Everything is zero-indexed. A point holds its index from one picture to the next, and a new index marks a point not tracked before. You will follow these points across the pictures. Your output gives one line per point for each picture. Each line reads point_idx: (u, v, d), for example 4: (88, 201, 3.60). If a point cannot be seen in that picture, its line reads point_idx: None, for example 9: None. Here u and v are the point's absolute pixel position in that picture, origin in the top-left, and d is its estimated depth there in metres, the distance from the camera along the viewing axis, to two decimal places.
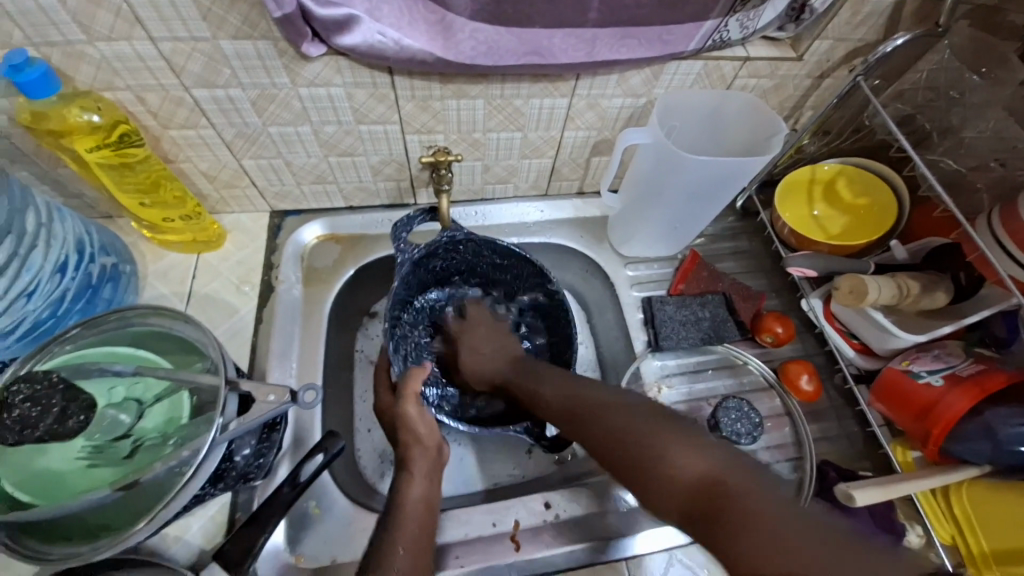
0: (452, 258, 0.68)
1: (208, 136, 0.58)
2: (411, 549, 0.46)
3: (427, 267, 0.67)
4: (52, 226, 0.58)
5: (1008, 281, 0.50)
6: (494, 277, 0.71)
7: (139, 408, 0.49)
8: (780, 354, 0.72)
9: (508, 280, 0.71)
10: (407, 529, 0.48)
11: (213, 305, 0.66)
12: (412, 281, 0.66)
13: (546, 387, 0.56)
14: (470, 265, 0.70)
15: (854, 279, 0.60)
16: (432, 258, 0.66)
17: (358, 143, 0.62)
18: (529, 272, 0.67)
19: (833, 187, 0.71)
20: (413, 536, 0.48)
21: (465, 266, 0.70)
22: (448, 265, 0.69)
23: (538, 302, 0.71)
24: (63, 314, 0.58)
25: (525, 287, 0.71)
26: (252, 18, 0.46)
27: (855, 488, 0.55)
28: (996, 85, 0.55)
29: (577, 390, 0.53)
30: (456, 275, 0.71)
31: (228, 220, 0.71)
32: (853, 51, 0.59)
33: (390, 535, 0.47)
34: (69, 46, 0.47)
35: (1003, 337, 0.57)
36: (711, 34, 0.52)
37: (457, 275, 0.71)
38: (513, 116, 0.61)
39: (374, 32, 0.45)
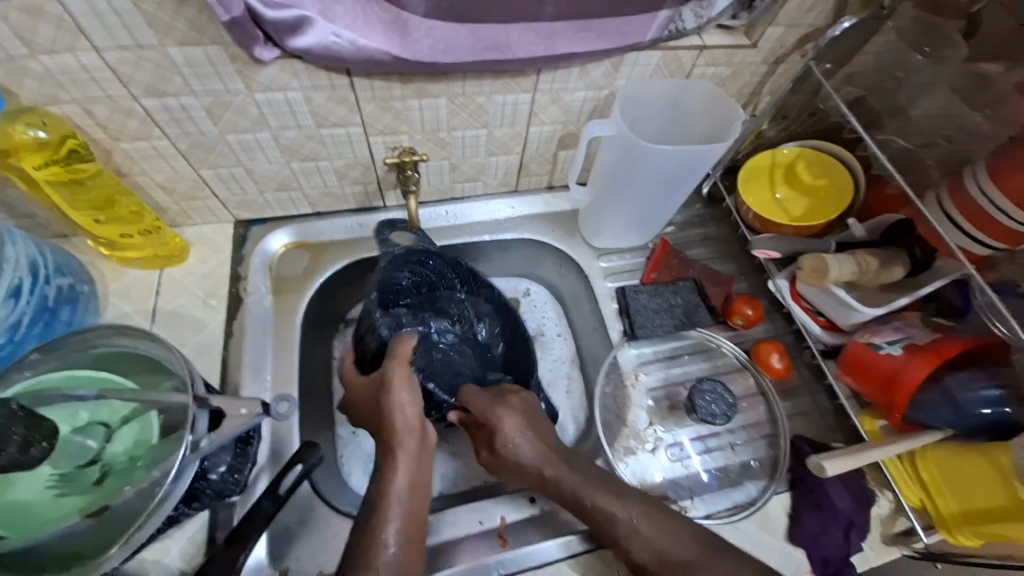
0: (417, 274, 0.62)
1: (163, 147, 0.56)
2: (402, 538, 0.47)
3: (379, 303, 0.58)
4: (3, 249, 0.55)
5: (957, 251, 0.52)
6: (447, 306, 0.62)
7: (107, 432, 0.47)
8: (752, 335, 0.73)
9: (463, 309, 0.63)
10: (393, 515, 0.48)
11: (180, 321, 0.64)
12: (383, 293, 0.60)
13: (625, 522, 0.52)
14: (425, 289, 0.62)
15: (817, 258, 0.62)
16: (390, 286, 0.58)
17: (320, 147, 0.60)
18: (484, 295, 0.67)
19: (793, 170, 0.73)
20: (401, 526, 0.47)
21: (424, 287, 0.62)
22: (410, 282, 0.61)
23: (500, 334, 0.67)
24: (20, 340, 0.55)
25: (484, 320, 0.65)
26: (200, 23, 0.44)
27: (826, 458, 0.58)
28: (942, 63, 0.58)
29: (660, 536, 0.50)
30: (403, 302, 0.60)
31: (190, 233, 0.69)
32: (805, 37, 0.61)
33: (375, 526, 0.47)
34: (10, 62, 0.44)
35: (959, 304, 0.60)
36: (667, 25, 0.53)
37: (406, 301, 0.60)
38: (477, 114, 0.60)
39: (328, 32, 0.44)
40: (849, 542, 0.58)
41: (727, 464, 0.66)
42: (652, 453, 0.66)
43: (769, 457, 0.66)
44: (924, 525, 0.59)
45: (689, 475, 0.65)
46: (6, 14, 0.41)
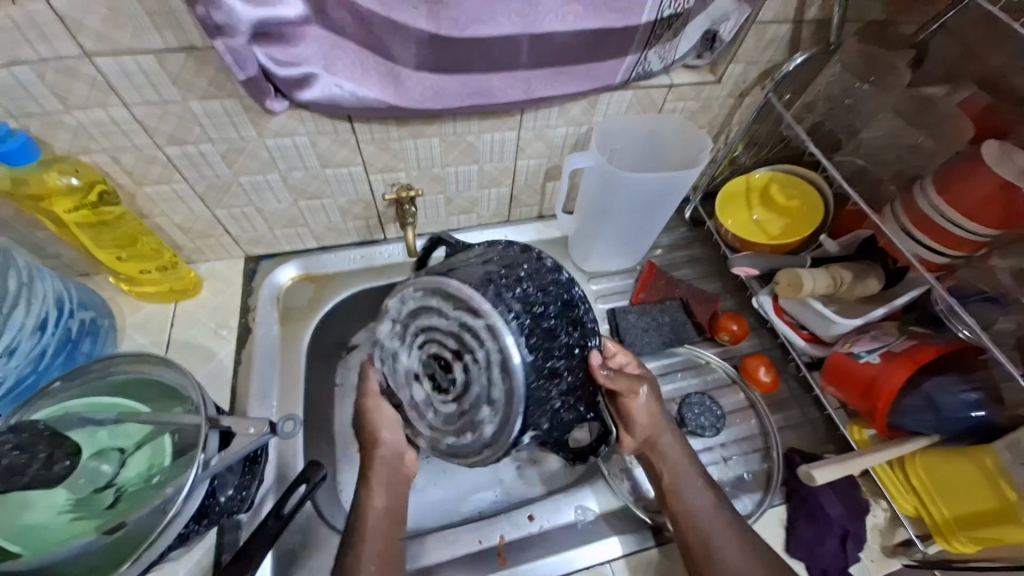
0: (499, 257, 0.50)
1: (182, 190, 0.62)
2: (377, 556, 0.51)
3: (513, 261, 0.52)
4: (33, 286, 0.59)
5: (913, 259, 0.56)
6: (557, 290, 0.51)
7: (122, 456, 0.51)
8: (740, 350, 0.76)
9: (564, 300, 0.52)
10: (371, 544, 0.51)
11: (192, 351, 0.68)
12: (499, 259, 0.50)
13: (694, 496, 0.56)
14: (524, 267, 0.51)
15: (791, 273, 0.65)
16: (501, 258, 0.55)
17: (325, 186, 0.66)
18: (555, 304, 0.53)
19: (767, 193, 0.78)
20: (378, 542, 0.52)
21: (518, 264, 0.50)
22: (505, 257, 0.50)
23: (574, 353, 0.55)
24: (44, 370, 0.59)
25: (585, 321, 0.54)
26: (219, 81, 0.51)
27: (814, 467, 0.59)
28: (887, 90, 0.64)
29: (718, 524, 0.54)
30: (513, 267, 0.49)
31: (204, 268, 0.74)
32: (765, 72, 0.67)
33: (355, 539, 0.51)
34: (47, 117, 0.50)
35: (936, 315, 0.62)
36: (634, 67, 0.58)
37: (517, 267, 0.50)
38: (468, 151, 0.66)
39: (331, 85, 0.50)
40: (845, 551, 0.58)
41: (723, 478, 0.66)
42: None
43: (763, 470, 0.67)
44: (920, 533, 0.60)
45: None
46: (47, 76, 0.47)
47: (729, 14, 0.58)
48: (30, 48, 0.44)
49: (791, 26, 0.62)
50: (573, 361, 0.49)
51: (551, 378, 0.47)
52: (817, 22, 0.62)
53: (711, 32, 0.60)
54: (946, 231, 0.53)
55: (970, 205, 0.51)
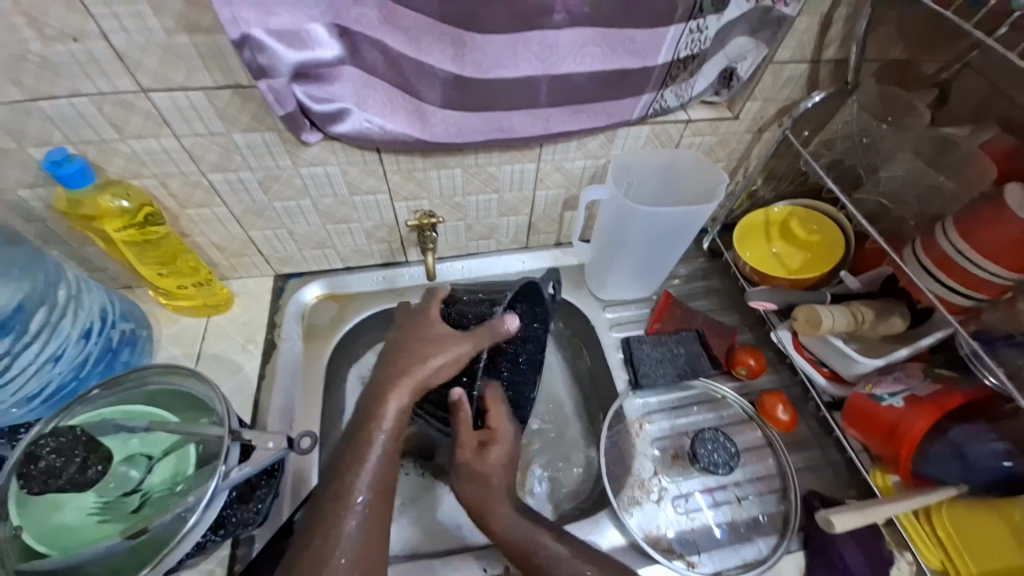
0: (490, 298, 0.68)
1: (221, 213, 0.66)
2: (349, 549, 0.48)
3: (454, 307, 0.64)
4: (81, 297, 0.64)
5: (933, 299, 0.55)
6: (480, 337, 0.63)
7: (150, 462, 0.53)
8: (758, 386, 0.75)
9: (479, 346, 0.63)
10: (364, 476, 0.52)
11: (220, 364, 0.71)
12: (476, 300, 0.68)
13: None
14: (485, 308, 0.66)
15: (809, 309, 0.65)
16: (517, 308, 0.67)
17: (351, 211, 0.69)
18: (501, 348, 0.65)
19: (787, 227, 0.77)
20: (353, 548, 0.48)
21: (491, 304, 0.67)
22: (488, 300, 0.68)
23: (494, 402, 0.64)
24: (84, 377, 0.63)
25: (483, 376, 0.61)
26: (260, 115, 0.55)
27: (834, 513, 0.57)
28: (905, 130, 0.64)
29: None
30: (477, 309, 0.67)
31: (236, 285, 0.78)
32: (783, 109, 0.68)
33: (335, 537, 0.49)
34: (104, 144, 0.55)
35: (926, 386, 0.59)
36: (650, 105, 0.60)
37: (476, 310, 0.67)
38: (488, 181, 0.69)
39: (361, 120, 0.53)
40: None
41: (736, 520, 0.64)
42: (658, 504, 0.65)
43: (779, 513, 0.65)
44: None
45: (697, 527, 0.64)
46: (106, 108, 0.52)
47: (747, 53, 0.60)
48: (93, 83, 0.50)
49: (808, 65, 0.63)
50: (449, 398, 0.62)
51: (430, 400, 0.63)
52: (835, 62, 0.63)
53: (729, 69, 0.61)
54: (968, 274, 0.52)
55: (991, 247, 0.50)
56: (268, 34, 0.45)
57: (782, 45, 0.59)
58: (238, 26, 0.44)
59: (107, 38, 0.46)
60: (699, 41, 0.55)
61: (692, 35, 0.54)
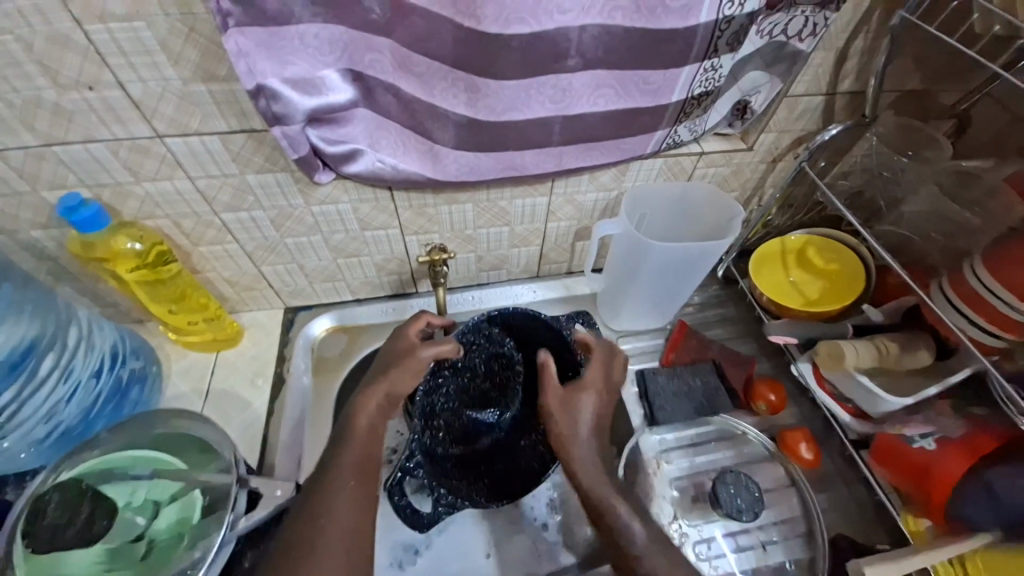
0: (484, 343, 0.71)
1: (233, 250, 0.66)
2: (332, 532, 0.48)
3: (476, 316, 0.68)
4: (92, 337, 0.64)
5: (960, 335, 0.54)
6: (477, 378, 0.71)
7: (156, 508, 0.52)
8: (779, 420, 0.72)
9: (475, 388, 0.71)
10: (352, 453, 0.54)
11: (228, 400, 0.70)
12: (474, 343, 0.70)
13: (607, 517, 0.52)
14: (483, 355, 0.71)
15: (831, 344, 0.64)
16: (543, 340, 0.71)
17: (363, 246, 0.69)
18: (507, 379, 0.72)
19: (804, 255, 0.76)
20: (342, 526, 0.49)
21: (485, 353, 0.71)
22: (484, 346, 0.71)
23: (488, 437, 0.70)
24: (93, 419, 0.63)
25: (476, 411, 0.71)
26: (272, 157, 0.55)
27: (865, 564, 0.56)
28: (925, 163, 0.64)
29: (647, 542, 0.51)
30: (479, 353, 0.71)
31: (246, 318, 0.77)
32: (798, 139, 0.67)
33: (321, 525, 0.49)
34: (118, 187, 0.56)
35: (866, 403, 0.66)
36: (664, 140, 0.59)
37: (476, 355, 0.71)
38: (500, 215, 0.68)
39: (374, 160, 0.53)
40: None
41: (760, 566, 0.62)
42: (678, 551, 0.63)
43: (804, 557, 0.62)
44: None
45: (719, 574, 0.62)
46: (121, 152, 0.52)
47: (761, 86, 0.59)
48: (108, 129, 0.50)
49: (824, 98, 0.62)
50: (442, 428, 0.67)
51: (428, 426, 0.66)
52: (851, 93, 0.62)
53: (743, 103, 0.60)
54: (996, 309, 0.50)
55: (1018, 281, 0.48)
56: (283, 83, 0.45)
57: (797, 78, 0.59)
58: (254, 77, 0.44)
59: (123, 86, 0.47)
60: (713, 79, 0.54)
61: (707, 73, 0.53)
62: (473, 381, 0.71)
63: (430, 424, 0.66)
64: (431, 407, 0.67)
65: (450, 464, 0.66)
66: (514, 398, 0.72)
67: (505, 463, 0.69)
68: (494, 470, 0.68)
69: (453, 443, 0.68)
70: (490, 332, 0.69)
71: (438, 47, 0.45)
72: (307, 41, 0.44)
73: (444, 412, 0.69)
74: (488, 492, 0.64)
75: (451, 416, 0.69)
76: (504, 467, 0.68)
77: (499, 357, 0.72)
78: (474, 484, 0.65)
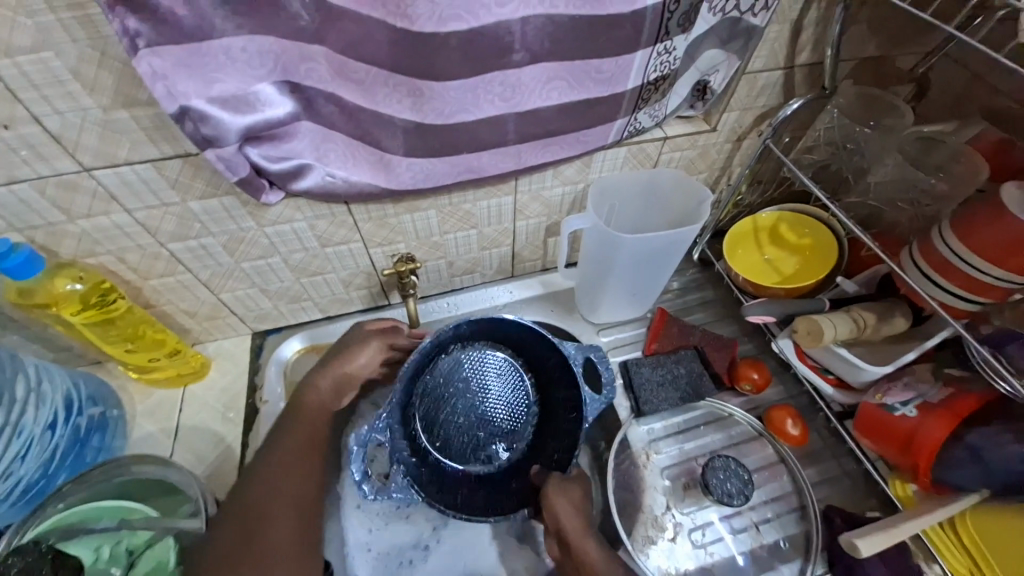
0: (501, 367, 0.70)
1: (187, 280, 0.63)
2: (282, 515, 0.49)
3: (490, 337, 0.71)
4: (42, 387, 0.60)
5: (931, 303, 0.53)
6: (489, 403, 0.68)
7: (131, 558, 0.51)
8: (765, 400, 0.72)
9: (488, 411, 0.68)
10: (301, 428, 0.55)
11: (201, 437, 0.67)
12: (492, 361, 0.70)
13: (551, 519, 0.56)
14: (500, 380, 0.70)
15: (809, 321, 0.62)
16: (554, 372, 0.69)
17: (325, 263, 0.66)
18: (514, 405, 0.69)
19: (776, 231, 0.75)
20: (293, 489, 0.51)
21: (503, 377, 0.70)
22: (501, 372, 0.70)
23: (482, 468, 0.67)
24: (53, 473, 0.60)
25: (483, 436, 0.67)
26: (215, 181, 0.52)
27: (857, 536, 0.54)
28: (889, 132, 0.63)
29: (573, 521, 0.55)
30: (498, 377, 0.70)
31: (212, 347, 0.74)
32: (761, 116, 0.66)
33: (270, 497, 0.50)
34: (51, 227, 0.52)
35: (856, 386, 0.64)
36: (625, 128, 0.58)
37: (495, 378, 0.69)
38: (465, 218, 0.66)
39: (324, 174, 0.51)
40: None
41: (756, 546, 0.62)
42: (673, 540, 0.62)
43: (798, 534, 0.62)
44: None
45: (717, 559, 0.61)
46: (48, 190, 0.48)
47: (718, 65, 0.57)
48: (28, 167, 0.46)
49: (783, 71, 0.61)
50: (434, 432, 0.66)
51: (419, 423, 0.67)
52: (809, 65, 0.61)
53: (702, 83, 0.59)
54: (970, 277, 0.50)
55: (988, 248, 0.48)
56: (210, 102, 0.42)
57: (753, 55, 0.58)
58: (175, 99, 0.41)
59: (39, 121, 0.43)
60: (668, 62, 0.53)
61: (661, 57, 0.52)
62: (486, 402, 0.68)
63: (428, 429, 0.67)
64: (434, 414, 0.67)
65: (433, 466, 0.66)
66: (520, 435, 0.69)
67: (486, 493, 0.66)
68: (461, 494, 0.65)
69: (449, 456, 0.67)
70: (503, 357, 0.71)
71: (374, 50, 0.42)
72: (233, 54, 0.41)
73: (447, 422, 0.67)
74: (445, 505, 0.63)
75: (453, 429, 0.67)
76: (485, 495, 0.65)
77: (517, 383, 0.70)
78: (436, 493, 0.63)
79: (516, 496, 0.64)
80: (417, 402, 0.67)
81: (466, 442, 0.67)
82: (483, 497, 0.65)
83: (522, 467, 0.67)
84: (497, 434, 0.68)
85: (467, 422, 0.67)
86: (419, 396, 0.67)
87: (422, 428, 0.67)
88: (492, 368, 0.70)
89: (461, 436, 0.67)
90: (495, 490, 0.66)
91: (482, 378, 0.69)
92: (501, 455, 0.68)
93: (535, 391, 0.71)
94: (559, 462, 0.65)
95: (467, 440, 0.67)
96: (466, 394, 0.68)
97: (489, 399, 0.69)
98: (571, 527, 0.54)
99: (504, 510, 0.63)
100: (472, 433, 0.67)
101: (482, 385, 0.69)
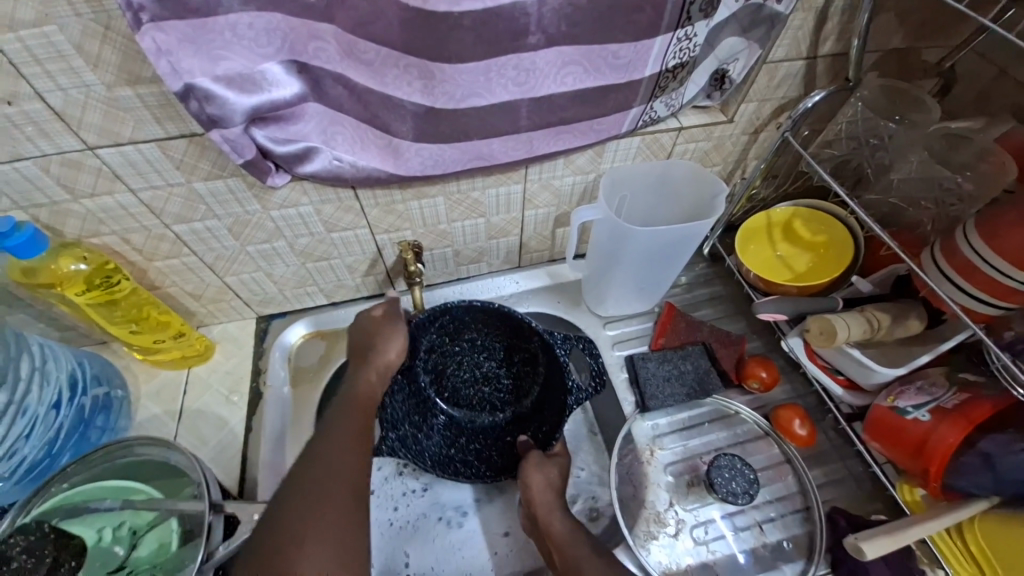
0: (502, 331, 0.71)
1: (192, 262, 0.62)
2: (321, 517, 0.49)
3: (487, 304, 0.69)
4: (47, 366, 0.61)
5: (953, 306, 0.52)
6: (491, 363, 0.72)
7: (133, 538, 0.52)
8: (772, 398, 0.72)
9: (493, 369, 0.71)
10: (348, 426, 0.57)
11: (204, 420, 0.67)
12: (495, 327, 0.70)
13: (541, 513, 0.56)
14: (502, 343, 0.72)
15: (822, 320, 0.60)
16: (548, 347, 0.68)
17: (331, 249, 0.65)
18: (514, 366, 0.72)
19: (790, 227, 0.74)
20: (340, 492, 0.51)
21: (506, 341, 0.71)
22: (503, 336, 0.71)
23: (481, 420, 0.70)
24: (58, 452, 0.60)
25: (484, 392, 0.70)
26: (220, 162, 0.51)
27: (864, 539, 0.54)
28: (914, 127, 0.61)
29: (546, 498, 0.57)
30: (500, 342, 0.72)
31: (217, 330, 0.74)
32: (780, 108, 0.64)
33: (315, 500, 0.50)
34: (55, 206, 0.51)
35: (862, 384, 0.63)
36: (640, 117, 0.56)
37: (498, 341, 0.72)
38: (474, 206, 0.65)
39: (331, 158, 0.50)
40: None
41: (758, 545, 0.62)
42: (674, 537, 0.62)
43: (802, 534, 0.62)
44: None
45: (718, 557, 0.61)
46: (51, 168, 0.48)
47: (738, 53, 0.55)
48: (31, 145, 0.45)
49: (804, 62, 0.59)
50: (441, 384, 0.70)
51: (426, 376, 0.70)
52: (832, 56, 0.59)
53: (720, 72, 0.57)
54: (992, 279, 0.49)
55: (1014, 250, 0.47)
56: (215, 81, 0.41)
57: (775, 44, 0.56)
58: (180, 76, 0.40)
59: (42, 97, 0.42)
60: (688, 48, 0.51)
61: (681, 43, 0.50)
62: (491, 360, 0.72)
63: (437, 381, 0.70)
64: (442, 368, 0.71)
65: (436, 415, 0.69)
66: (524, 392, 0.71)
67: (479, 446, 0.68)
68: (456, 447, 0.67)
69: (452, 406, 0.70)
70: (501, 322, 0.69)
71: (384, 30, 0.41)
72: (239, 32, 0.39)
73: (453, 376, 0.71)
74: (433, 459, 0.65)
75: (459, 382, 0.71)
76: (479, 449, 0.67)
77: (518, 349, 0.71)
78: (432, 446, 0.66)
79: (504, 458, 0.66)
80: (425, 357, 0.70)
81: (469, 396, 0.70)
82: (478, 450, 0.67)
83: (521, 425, 0.69)
84: (500, 391, 0.71)
85: (472, 377, 0.71)
86: (427, 352, 0.70)
87: (429, 379, 0.70)
88: (493, 333, 0.71)
89: (464, 390, 0.70)
90: (490, 445, 0.68)
91: (487, 340, 0.72)
92: (504, 410, 0.70)
93: (540, 355, 0.69)
94: (545, 437, 0.67)
95: (468, 394, 0.70)
96: (471, 352, 0.72)
97: (491, 359, 0.72)
98: (539, 501, 0.57)
99: (487, 473, 0.64)
100: (475, 388, 0.71)
101: (485, 347, 0.72)
